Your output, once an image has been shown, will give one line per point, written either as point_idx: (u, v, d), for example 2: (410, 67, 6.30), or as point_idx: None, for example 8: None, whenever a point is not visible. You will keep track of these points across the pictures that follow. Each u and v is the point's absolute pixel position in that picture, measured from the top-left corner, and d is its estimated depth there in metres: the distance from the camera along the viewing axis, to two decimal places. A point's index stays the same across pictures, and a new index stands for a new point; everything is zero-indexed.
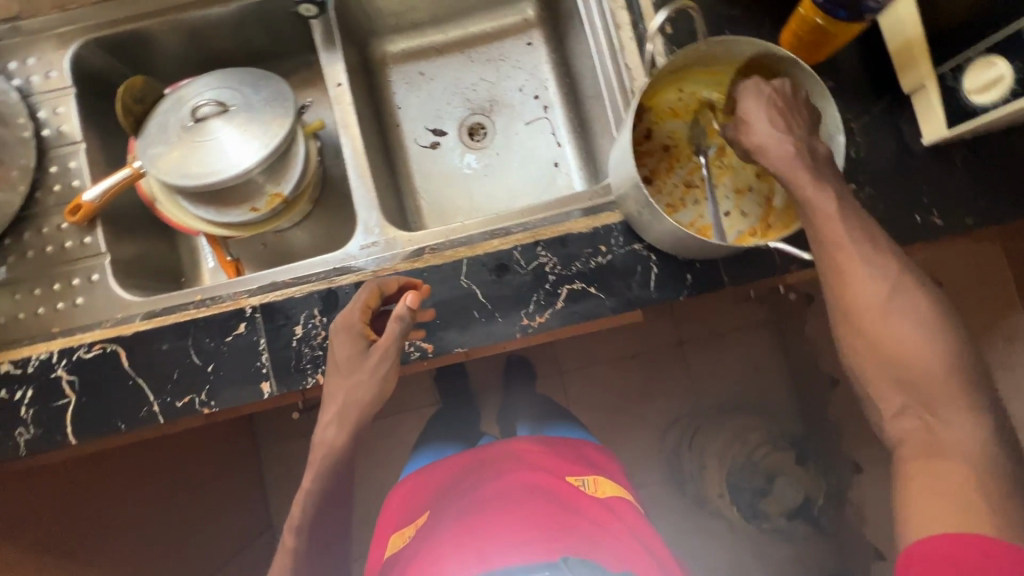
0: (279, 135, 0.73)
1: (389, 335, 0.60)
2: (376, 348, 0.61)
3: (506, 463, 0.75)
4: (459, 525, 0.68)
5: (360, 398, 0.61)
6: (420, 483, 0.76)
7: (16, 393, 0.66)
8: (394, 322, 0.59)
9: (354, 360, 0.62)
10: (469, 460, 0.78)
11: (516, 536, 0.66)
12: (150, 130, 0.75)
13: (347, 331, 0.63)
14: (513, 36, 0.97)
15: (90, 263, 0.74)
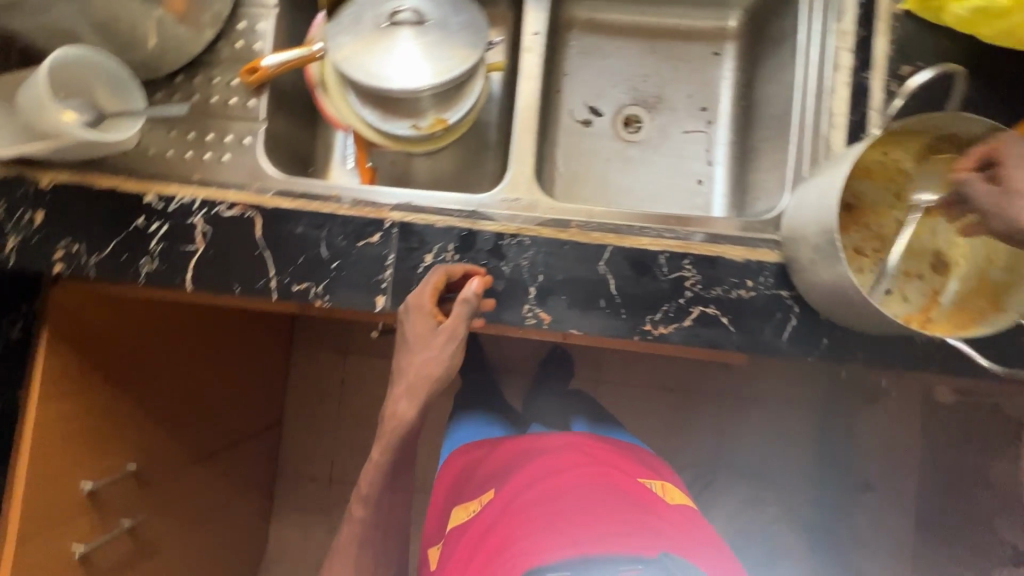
0: (466, 66, 0.72)
1: (458, 317, 0.63)
2: (445, 331, 0.64)
3: (579, 459, 0.80)
4: (543, 508, 0.71)
5: (429, 372, 0.65)
6: (481, 469, 0.85)
7: (151, 224, 0.68)
8: (461, 305, 0.61)
9: (424, 338, 0.64)
10: (534, 449, 0.83)
11: (609, 526, 0.68)
12: (343, 18, 0.74)
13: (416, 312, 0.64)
14: (704, 40, 0.93)
15: (246, 127, 0.75)
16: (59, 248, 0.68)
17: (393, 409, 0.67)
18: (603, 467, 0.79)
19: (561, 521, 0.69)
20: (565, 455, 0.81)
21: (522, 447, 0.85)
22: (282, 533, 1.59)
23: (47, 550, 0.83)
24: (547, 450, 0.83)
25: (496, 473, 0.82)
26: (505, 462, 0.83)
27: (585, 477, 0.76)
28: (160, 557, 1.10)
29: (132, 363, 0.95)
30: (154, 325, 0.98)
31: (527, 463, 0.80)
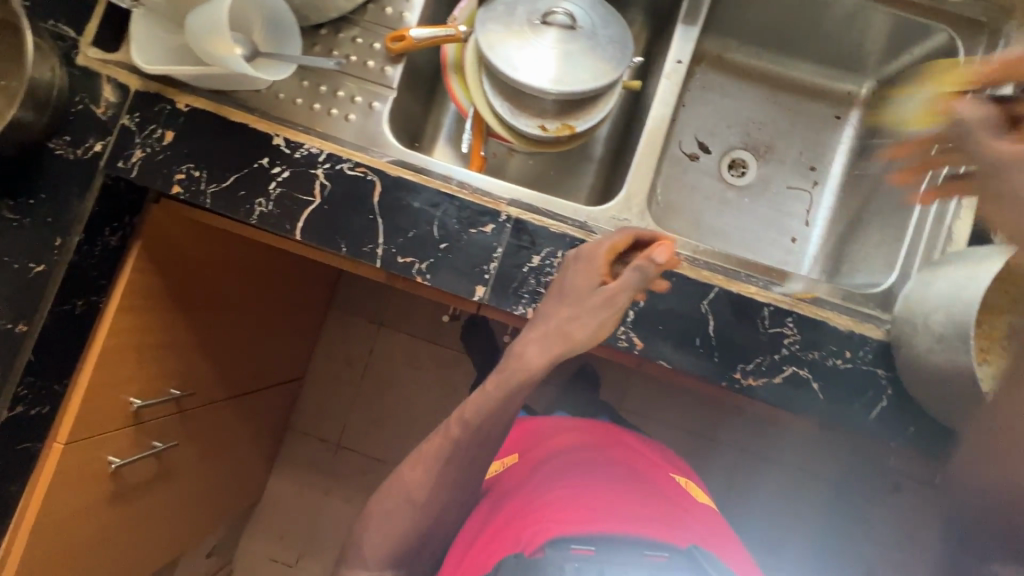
0: (608, 80, 0.72)
1: (623, 282, 0.56)
2: (603, 288, 0.58)
3: (608, 450, 0.80)
4: (568, 489, 0.70)
5: (570, 331, 0.58)
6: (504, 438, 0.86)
7: (274, 167, 0.68)
8: (633, 268, 0.55)
9: (583, 292, 0.59)
10: (566, 431, 0.83)
11: (637, 514, 0.67)
12: (496, 6, 0.75)
13: (589, 264, 0.60)
14: (828, 102, 0.92)
15: (377, 92, 0.76)
16: (180, 171, 0.68)
17: (520, 350, 0.61)
18: (628, 458, 0.80)
19: (585, 496, 0.69)
20: (589, 438, 0.82)
21: (544, 423, 0.86)
22: (280, 485, 1.60)
23: (86, 459, 0.84)
24: (572, 429, 0.84)
25: (522, 442, 0.83)
26: (530, 433, 0.84)
27: (613, 466, 0.77)
28: (176, 483, 1.11)
29: (190, 286, 0.94)
30: (213, 249, 0.96)
31: (554, 440, 0.81)
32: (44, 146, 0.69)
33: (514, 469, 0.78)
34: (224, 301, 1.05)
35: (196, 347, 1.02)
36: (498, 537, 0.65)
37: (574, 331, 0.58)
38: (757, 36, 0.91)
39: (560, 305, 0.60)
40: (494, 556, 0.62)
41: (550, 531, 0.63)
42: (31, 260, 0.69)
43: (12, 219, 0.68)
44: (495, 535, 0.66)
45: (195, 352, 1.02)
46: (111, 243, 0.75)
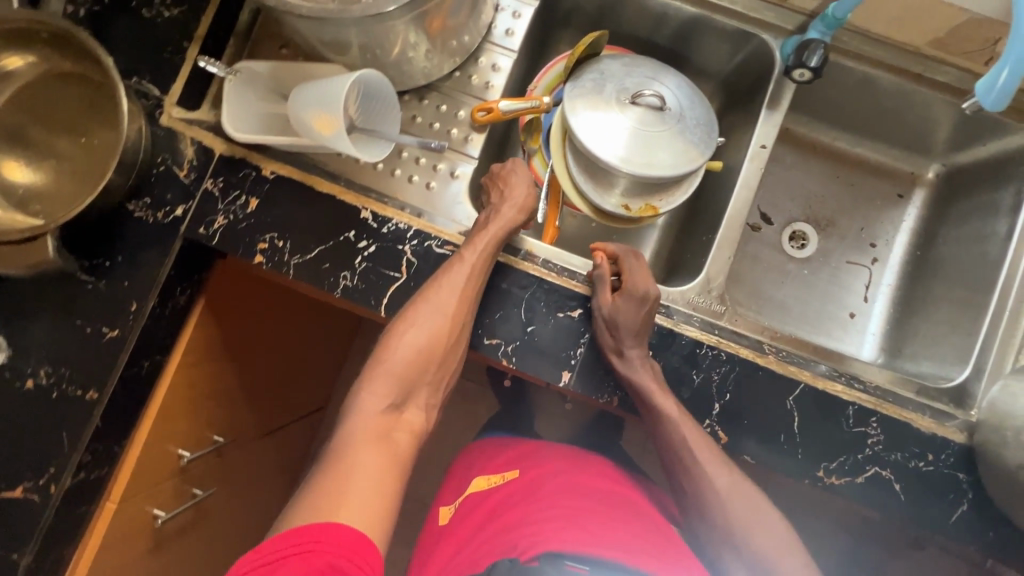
0: (696, 165, 0.72)
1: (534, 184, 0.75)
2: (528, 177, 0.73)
3: (600, 483, 0.75)
4: (563, 510, 0.68)
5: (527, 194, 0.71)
6: (505, 451, 0.85)
7: (360, 241, 0.68)
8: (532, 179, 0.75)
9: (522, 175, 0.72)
10: (571, 457, 0.81)
11: (626, 541, 0.63)
12: (584, 82, 0.75)
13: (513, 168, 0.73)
14: (892, 183, 0.93)
15: (458, 159, 0.75)
16: (263, 240, 0.68)
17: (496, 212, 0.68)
18: (624, 488, 0.76)
19: (582, 517, 0.67)
20: (591, 464, 0.80)
21: (547, 443, 0.85)
22: None
23: (134, 512, 0.82)
24: (582, 456, 0.82)
25: (524, 458, 0.82)
26: (531, 453, 0.83)
27: (607, 492, 0.74)
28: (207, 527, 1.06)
29: (233, 334, 0.89)
30: (258, 295, 0.92)
31: (555, 462, 0.79)
32: (122, 208, 0.68)
33: (514, 483, 0.77)
34: (263, 346, 1.01)
35: (236, 393, 0.98)
36: (488, 545, 0.67)
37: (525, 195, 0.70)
38: (828, 114, 0.91)
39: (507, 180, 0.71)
40: (492, 553, 0.65)
41: (547, 543, 0.62)
42: (105, 323, 0.68)
43: (87, 281, 0.67)
44: (491, 542, 0.67)
45: (234, 397, 0.98)
46: (179, 304, 0.72)
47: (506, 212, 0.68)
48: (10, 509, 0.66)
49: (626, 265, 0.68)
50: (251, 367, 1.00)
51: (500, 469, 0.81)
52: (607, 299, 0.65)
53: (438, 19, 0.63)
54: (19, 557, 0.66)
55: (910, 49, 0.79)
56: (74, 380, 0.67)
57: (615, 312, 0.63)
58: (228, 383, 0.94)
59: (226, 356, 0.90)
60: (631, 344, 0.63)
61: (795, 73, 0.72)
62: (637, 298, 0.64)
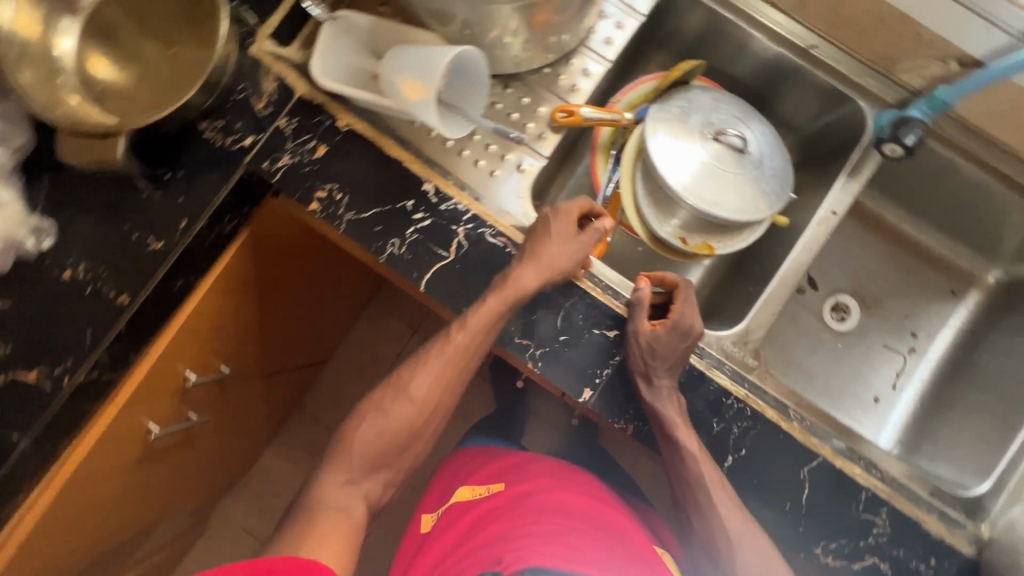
0: (762, 216, 0.71)
1: (591, 240, 0.67)
2: (580, 241, 0.66)
3: (587, 500, 0.76)
4: (548, 525, 0.68)
5: (561, 259, 0.64)
6: (491, 461, 0.84)
7: (416, 212, 0.67)
8: (593, 230, 0.68)
9: (567, 237, 0.65)
10: (558, 471, 0.81)
11: (610, 561, 0.65)
12: (671, 108, 0.74)
13: (564, 219, 0.66)
14: (950, 278, 0.91)
15: (529, 154, 0.74)
16: (322, 189, 0.68)
17: (517, 277, 0.63)
18: (611, 509, 0.76)
19: (567, 533, 0.67)
20: (577, 481, 0.79)
21: (533, 455, 0.84)
22: (273, 459, 1.62)
23: (132, 421, 0.83)
24: (573, 473, 0.81)
25: (511, 470, 0.81)
26: (519, 464, 0.82)
27: (594, 510, 0.74)
28: (192, 447, 1.07)
29: (264, 273, 0.90)
30: (296, 241, 0.92)
31: (546, 476, 0.78)
32: (194, 126, 0.68)
33: (500, 494, 0.76)
34: (287, 291, 1.01)
35: (251, 329, 0.99)
36: (472, 558, 0.67)
37: (559, 260, 0.64)
38: (900, 194, 0.89)
39: (538, 248, 0.64)
40: (476, 567, 0.65)
41: (530, 557, 0.63)
42: (153, 234, 0.68)
43: (144, 189, 0.68)
44: (478, 553, 0.67)
45: (249, 333, 0.99)
46: (224, 232, 0.71)
47: (526, 285, 0.63)
48: (18, 391, 0.66)
49: (677, 296, 0.66)
50: (271, 308, 1.00)
51: (487, 480, 0.80)
52: (646, 326, 0.63)
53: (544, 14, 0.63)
54: (19, 439, 0.66)
55: (1006, 149, 0.77)
56: (109, 282, 0.68)
57: (654, 340, 0.62)
58: (247, 319, 0.95)
59: (251, 293, 0.90)
60: (661, 374, 0.62)
61: (886, 147, 0.71)
62: (679, 332, 0.63)
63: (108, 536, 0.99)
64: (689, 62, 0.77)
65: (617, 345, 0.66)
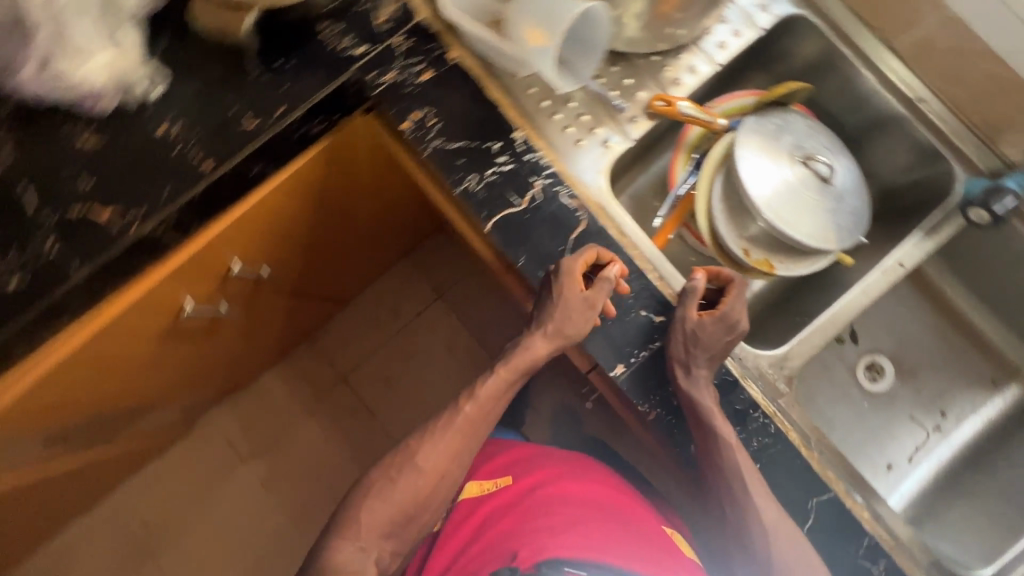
0: (831, 248, 0.71)
1: (600, 295, 0.65)
2: (587, 296, 0.64)
3: (595, 489, 0.77)
4: (560, 520, 0.71)
5: (574, 327, 0.65)
6: (498, 454, 0.84)
7: (500, 155, 0.69)
8: (599, 283, 0.65)
9: (575, 304, 0.64)
10: (564, 464, 0.81)
11: (624, 549, 0.69)
12: (767, 123, 0.75)
13: (569, 282, 0.64)
14: (994, 367, 0.90)
15: (617, 133, 0.75)
16: (417, 112, 0.69)
17: (529, 345, 0.71)
18: (620, 494, 0.78)
19: (581, 523, 0.71)
20: (586, 468, 0.81)
21: (539, 447, 0.83)
22: (274, 381, 1.65)
23: (173, 291, 0.85)
24: (578, 459, 0.82)
25: (518, 462, 0.82)
26: (525, 457, 0.82)
27: (603, 496, 0.76)
28: (210, 337, 1.10)
29: (330, 187, 0.93)
30: (367, 167, 0.95)
31: (554, 468, 0.79)
32: (316, 26, 0.72)
33: (508, 490, 0.77)
34: (342, 211, 1.04)
35: (300, 239, 1.01)
36: (488, 552, 0.71)
37: (572, 325, 0.65)
38: (966, 272, 0.88)
39: (546, 318, 0.67)
40: (492, 562, 0.70)
41: (546, 552, 0.68)
42: (250, 112, 0.70)
43: (253, 70, 0.71)
44: (496, 546, 0.71)
45: (298, 241, 1.02)
46: (311, 131, 0.74)
47: (538, 350, 0.71)
48: (87, 225, 0.69)
49: (730, 291, 0.67)
50: (324, 224, 1.03)
51: (494, 474, 0.81)
52: (694, 313, 0.65)
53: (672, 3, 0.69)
54: (76, 267, 0.69)
55: None
56: (197, 146, 0.70)
57: (702, 330, 0.63)
58: (300, 226, 0.98)
59: (313, 202, 0.93)
60: (699, 363, 0.63)
61: (972, 212, 0.72)
62: (726, 324, 0.64)
63: (107, 398, 1.01)
64: (794, 86, 0.78)
65: (660, 331, 0.67)
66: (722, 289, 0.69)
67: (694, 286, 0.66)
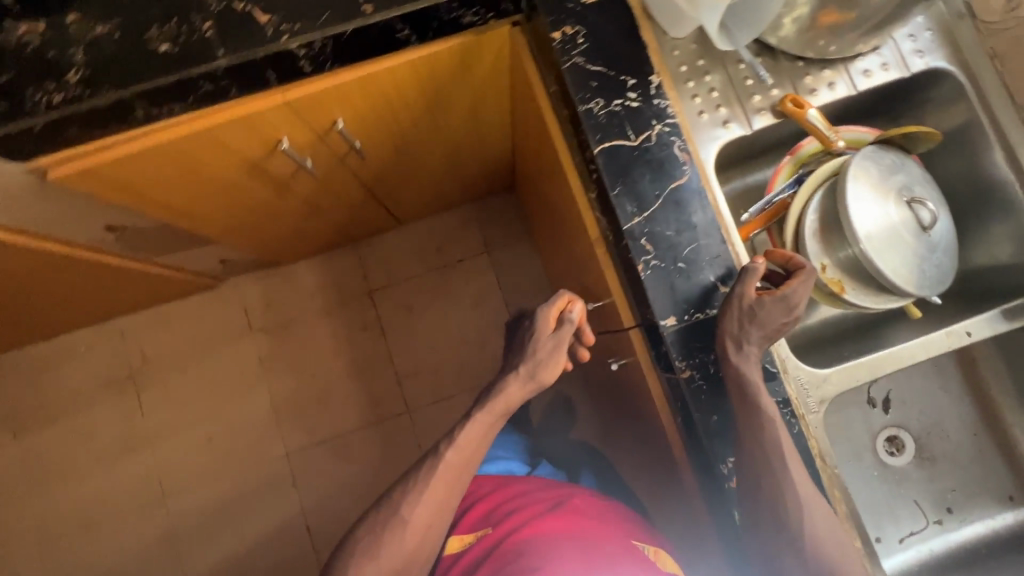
0: (908, 291, 0.72)
1: (564, 336, 0.81)
2: (555, 337, 0.82)
3: (562, 520, 0.89)
4: (533, 552, 0.83)
5: (548, 370, 0.81)
6: (475, 507, 0.99)
7: (631, 92, 0.71)
8: (566, 322, 0.82)
9: (551, 345, 0.81)
10: (534, 505, 0.94)
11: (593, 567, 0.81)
12: (885, 157, 0.76)
13: (543, 327, 0.82)
14: (1015, 484, 0.88)
15: (740, 117, 0.78)
16: (570, 27, 0.73)
17: (506, 394, 0.82)
18: (589, 522, 0.90)
19: (545, 539, 0.85)
20: (556, 504, 0.93)
21: (511, 493, 0.99)
22: (306, 271, 1.70)
23: (280, 123, 0.89)
24: (534, 493, 0.98)
25: (494, 512, 0.96)
26: (499, 507, 0.97)
27: (569, 526, 0.88)
28: (283, 190, 1.14)
29: (451, 87, 0.97)
30: (489, 82, 1.00)
31: (523, 506, 0.95)
32: None
33: (487, 537, 0.91)
34: (447, 119, 1.08)
35: (402, 129, 1.06)
36: None
37: (550, 364, 0.81)
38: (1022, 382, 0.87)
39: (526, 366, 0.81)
40: None
41: None
42: None
43: None
44: None
45: (399, 130, 1.06)
46: (462, 20, 0.81)
47: (512, 393, 0.82)
48: (245, 23, 0.75)
49: (797, 275, 0.66)
50: (427, 124, 1.08)
51: (473, 528, 0.95)
52: (753, 291, 0.65)
53: (833, 15, 0.72)
54: (222, 55, 0.74)
55: None
56: None
57: (762, 309, 0.64)
58: (408, 115, 1.02)
59: (431, 95, 0.97)
60: (746, 336, 0.64)
61: None
62: (786, 306, 0.65)
63: (174, 207, 1.05)
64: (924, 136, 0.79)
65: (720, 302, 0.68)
66: (789, 273, 0.70)
67: (756, 268, 0.65)
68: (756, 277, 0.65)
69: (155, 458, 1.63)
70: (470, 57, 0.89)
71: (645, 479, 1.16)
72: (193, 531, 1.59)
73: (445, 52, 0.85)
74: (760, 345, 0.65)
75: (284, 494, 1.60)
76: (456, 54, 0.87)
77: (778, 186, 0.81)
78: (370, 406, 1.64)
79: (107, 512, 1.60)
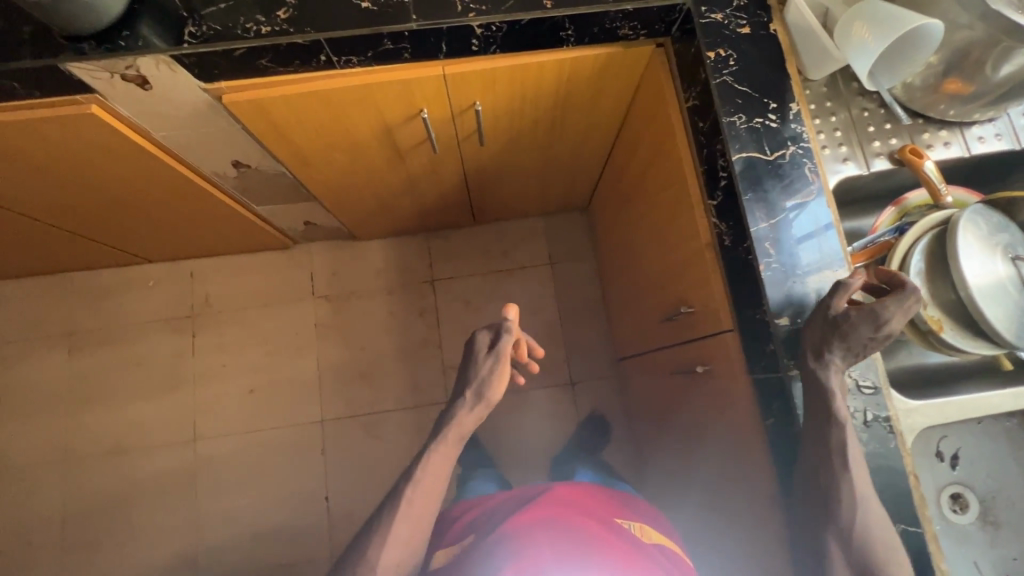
0: (1008, 339, 0.76)
1: (507, 356, 0.85)
2: (494, 354, 0.86)
3: (542, 506, 0.87)
4: (509, 537, 0.80)
5: (496, 391, 0.85)
6: (454, 523, 0.95)
7: (771, 114, 0.79)
8: (506, 339, 0.85)
9: (494, 369, 0.85)
10: (517, 503, 0.91)
11: (569, 555, 0.77)
12: (992, 215, 0.81)
13: (482, 354, 0.86)
14: None
15: (859, 156, 0.84)
16: (723, 50, 0.81)
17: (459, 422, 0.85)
18: (572, 511, 0.87)
19: (521, 526, 0.82)
20: (536, 497, 0.90)
21: (490, 505, 0.95)
22: (376, 250, 1.77)
23: (431, 94, 0.98)
24: (515, 495, 0.95)
25: (474, 523, 0.92)
26: (482, 514, 0.94)
27: (547, 512, 0.85)
28: (399, 161, 1.23)
29: (584, 94, 1.06)
30: (616, 97, 1.09)
31: (507, 507, 0.92)
32: None
33: (465, 544, 0.87)
34: (567, 124, 1.17)
35: (525, 124, 1.15)
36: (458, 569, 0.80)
37: (498, 384, 0.85)
38: None
39: (475, 390, 0.85)
40: None
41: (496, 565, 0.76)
42: None
43: None
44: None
45: (523, 125, 1.15)
46: (619, 31, 0.89)
47: (466, 419, 0.85)
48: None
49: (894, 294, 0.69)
50: (547, 125, 1.16)
51: (452, 540, 0.90)
52: (839, 303, 0.69)
53: (956, 84, 0.79)
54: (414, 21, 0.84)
55: None
56: None
57: (849, 321, 0.67)
58: (537, 112, 1.10)
59: (563, 97, 1.06)
60: (833, 342, 0.68)
61: None
62: (875, 321, 0.67)
63: (302, 156, 1.14)
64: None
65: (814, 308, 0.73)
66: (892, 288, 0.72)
67: (848, 283, 0.69)
68: (844, 292, 0.69)
69: (193, 399, 1.66)
70: (613, 68, 0.98)
71: (685, 501, 1.16)
72: (212, 477, 1.59)
73: (596, 58, 0.94)
74: (864, 350, 0.70)
75: (307, 459, 1.61)
76: (603, 62, 0.96)
77: (881, 229, 0.87)
78: (410, 390, 1.67)
79: (133, 443, 1.62)
